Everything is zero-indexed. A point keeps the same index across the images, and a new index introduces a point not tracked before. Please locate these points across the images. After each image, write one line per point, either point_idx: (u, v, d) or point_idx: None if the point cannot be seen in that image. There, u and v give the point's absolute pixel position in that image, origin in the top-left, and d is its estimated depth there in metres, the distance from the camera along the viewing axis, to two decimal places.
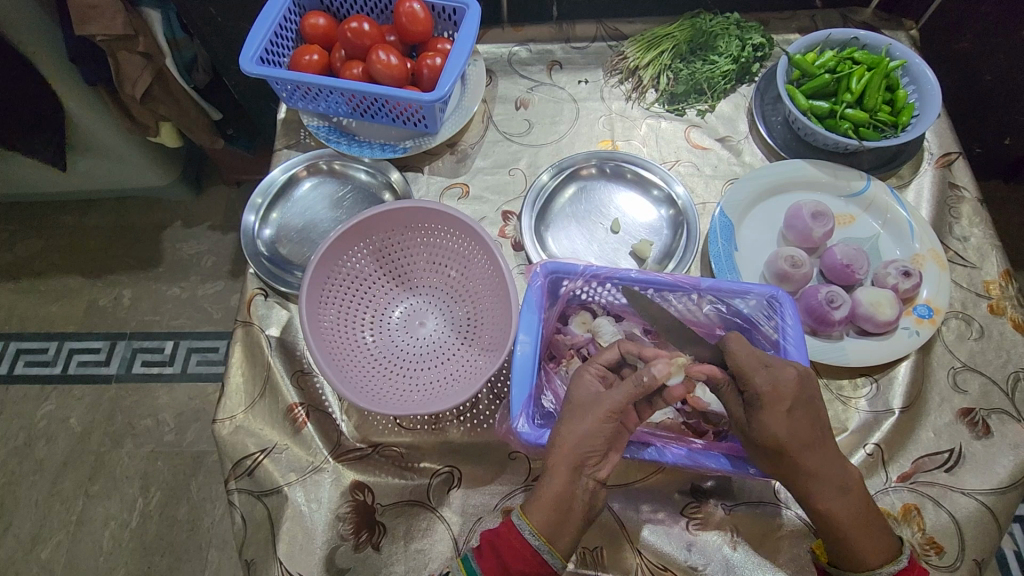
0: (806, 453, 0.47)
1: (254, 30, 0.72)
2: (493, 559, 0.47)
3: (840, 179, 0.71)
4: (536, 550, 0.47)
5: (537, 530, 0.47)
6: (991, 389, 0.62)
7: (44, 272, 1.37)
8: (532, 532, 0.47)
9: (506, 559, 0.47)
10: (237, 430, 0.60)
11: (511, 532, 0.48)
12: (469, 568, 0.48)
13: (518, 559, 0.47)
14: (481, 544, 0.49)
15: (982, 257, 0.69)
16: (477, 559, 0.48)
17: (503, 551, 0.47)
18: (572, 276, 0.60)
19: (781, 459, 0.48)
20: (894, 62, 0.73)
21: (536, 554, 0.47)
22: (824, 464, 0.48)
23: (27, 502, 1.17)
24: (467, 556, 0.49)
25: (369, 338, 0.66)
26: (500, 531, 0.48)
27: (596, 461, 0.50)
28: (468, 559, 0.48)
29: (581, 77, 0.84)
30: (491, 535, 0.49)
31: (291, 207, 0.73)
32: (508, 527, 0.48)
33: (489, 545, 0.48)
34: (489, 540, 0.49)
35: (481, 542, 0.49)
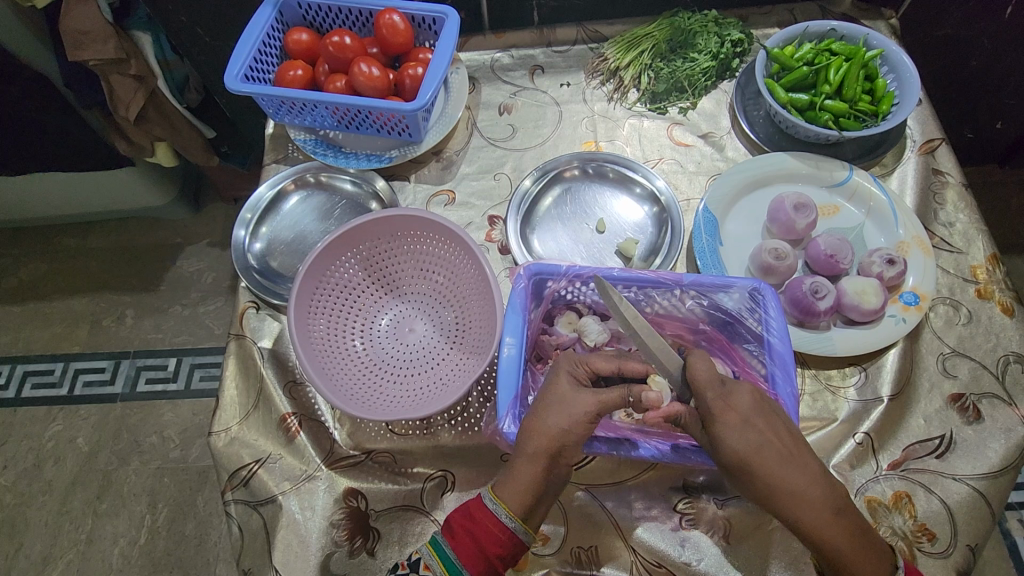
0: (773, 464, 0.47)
1: (238, 48, 0.73)
2: (468, 541, 0.48)
3: (822, 170, 0.72)
4: (512, 531, 0.48)
5: (513, 513, 0.48)
6: (981, 373, 0.62)
7: (49, 294, 1.39)
8: (511, 515, 0.48)
9: (485, 541, 0.48)
10: (232, 442, 0.61)
11: (483, 511, 0.49)
12: (441, 553, 0.48)
13: (494, 539, 0.48)
14: (453, 527, 0.49)
15: (968, 242, 0.69)
16: (450, 543, 0.48)
17: (478, 533, 0.48)
18: (555, 276, 0.61)
19: (750, 473, 0.47)
20: (871, 51, 0.73)
21: (512, 535, 0.48)
22: (802, 479, 0.46)
23: (38, 522, 1.18)
24: (439, 541, 0.49)
25: (359, 347, 0.67)
26: (471, 513, 0.49)
27: (569, 452, 0.51)
28: (440, 544, 0.48)
29: (563, 80, 0.85)
30: (462, 517, 0.49)
31: (280, 221, 0.74)
32: (479, 507, 0.49)
33: (461, 527, 0.49)
34: (459, 522, 0.49)
35: (452, 526, 0.49)
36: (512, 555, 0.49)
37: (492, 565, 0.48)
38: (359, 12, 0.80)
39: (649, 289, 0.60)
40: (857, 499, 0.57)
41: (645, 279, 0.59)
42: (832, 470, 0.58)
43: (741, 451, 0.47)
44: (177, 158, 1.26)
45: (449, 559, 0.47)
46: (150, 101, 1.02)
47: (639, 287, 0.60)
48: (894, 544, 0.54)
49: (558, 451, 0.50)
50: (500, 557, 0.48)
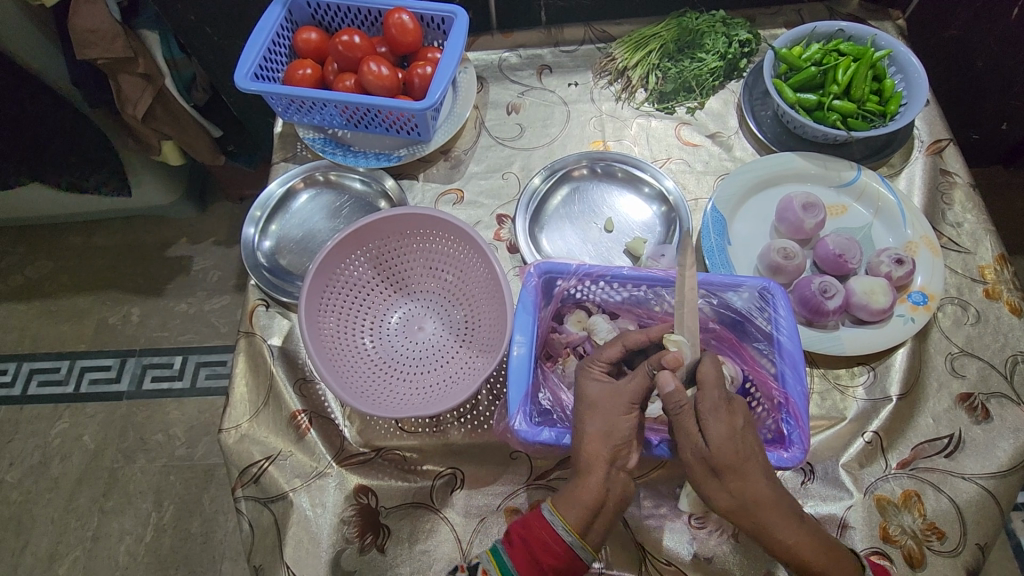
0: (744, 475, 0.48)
1: (248, 47, 0.73)
2: (525, 552, 0.49)
3: (830, 170, 0.72)
4: (569, 545, 0.48)
5: (570, 525, 0.48)
6: (989, 373, 0.62)
7: (55, 292, 1.40)
8: (566, 528, 0.48)
9: (539, 552, 0.48)
10: (243, 439, 0.61)
11: (539, 523, 0.49)
12: (500, 561, 0.49)
13: (549, 550, 0.48)
14: (511, 537, 0.50)
15: (976, 242, 0.69)
16: (508, 552, 0.49)
17: (535, 545, 0.48)
18: (565, 275, 0.61)
19: (721, 483, 0.48)
20: (880, 52, 0.73)
21: (568, 548, 0.48)
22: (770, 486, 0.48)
23: (44, 520, 1.19)
24: (498, 549, 0.49)
25: (369, 344, 0.67)
26: (529, 524, 0.49)
27: (625, 453, 0.52)
28: (499, 551, 0.49)
29: (571, 80, 0.85)
30: (521, 527, 0.50)
31: (290, 219, 0.75)
32: (538, 518, 0.49)
33: (519, 537, 0.49)
34: (518, 531, 0.50)
35: (511, 534, 0.50)
36: (570, 568, 0.48)
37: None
38: (368, 12, 0.80)
39: (659, 288, 0.61)
40: (867, 498, 0.57)
41: (655, 277, 0.59)
42: (841, 469, 0.58)
43: (717, 459, 0.48)
44: (184, 156, 1.26)
45: (508, 570, 0.48)
46: (158, 100, 1.03)
47: (648, 285, 0.60)
48: (904, 543, 0.55)
49: (589, 447, 0.51)
50: (557, 569, 0.48)
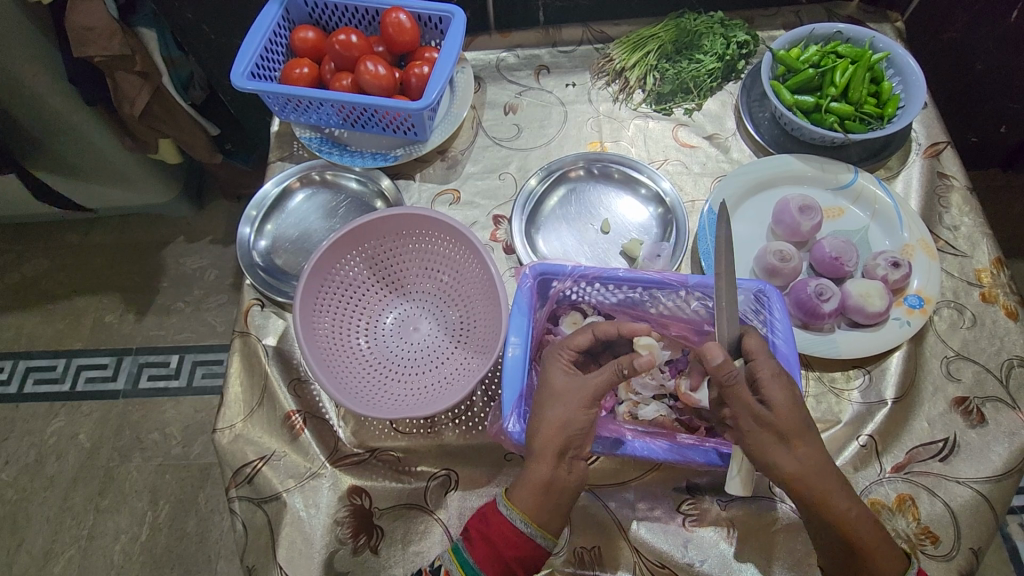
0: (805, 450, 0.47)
1: (245, 45, 0.73)
2: (485, 547, 0.48)
3: (827, 172, 0.72)
4: (529, 536, 0.48)
5: (527, 517, 0.48)
6: (985, 376, 0.62)
7: (52, 290, 1.39)
8: (524, 520, 0.48)
9: (501, 546, 0.48)
10: (237, 439, 0.61)
11: (497, 516, 0.49)
12: (462, 559, 0.48)
13: (511, 543, 0.48)
14: (471, 533, 0.49)
15: (973, 246, 0.69)
16: (469, 548, 0.49)
17: (495, 539, 0.48)
18: (560, 277, 0.61)
19: (789, 459, 0.47)
20: (878, 54, 0.73)
21: (528, 539, 0.48)
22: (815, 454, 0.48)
23: (39, 518, 1.18)
24: (459, 547, 0.49)
25: (364, 344, 0.67)
26: (486, 518, 0.50)
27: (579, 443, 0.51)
28: (459, 549, 0.49)
29: (568, 80, 0.85)
30: (478, 522, 0.50)
31: (285, 219, 0.74)
32: (494, 513, 0.49)
33: (478, 532, 0.49)
34: (476, 526, 0.50)
35: (469, 531, 0.49)
36: (532, 557, 0.49)
37: (511, 568, 0.48)
38: (366, 11, 0.79)
39: (654, 290, 0.61)
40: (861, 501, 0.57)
41: (651, 279, 0.59)
42: None
43: (782, 430, 0.47)
44: (181, 154, 1.26)
45: (470, 566, 0.48)
46: (155, 98, 1.02)
47: (643, 287, 0.60)
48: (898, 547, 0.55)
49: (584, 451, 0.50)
50: (518, 560, 0.49)
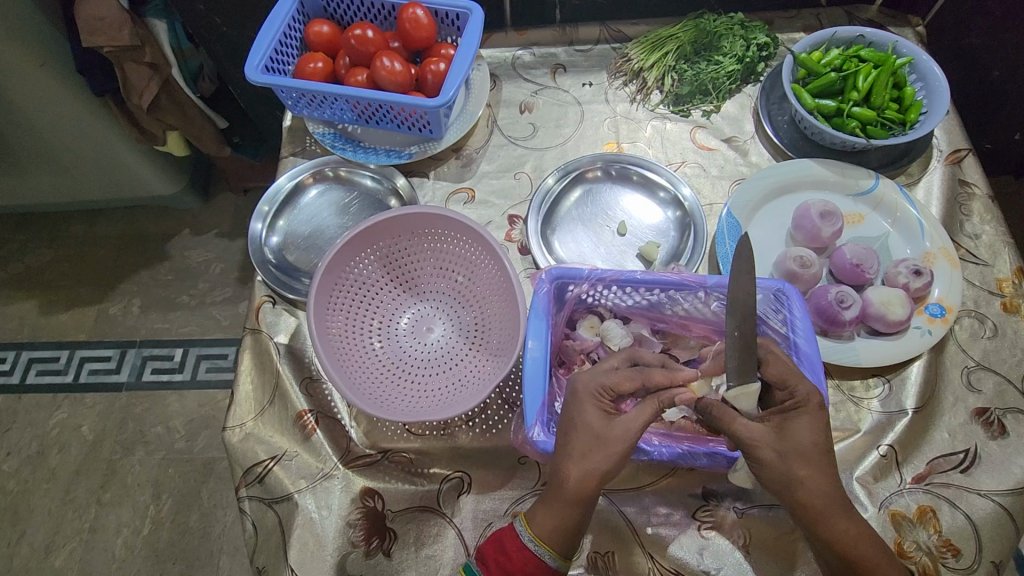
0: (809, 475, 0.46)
1: (260, 38, 0.72)
2: None
3: (848, 178, 0.71)
4: (552, 566, 0.48)
5: (555, 553, 0.48)
6: (1006, 388, 0.61)
7: (55, 281, 1.38)
8: (552, 556, 0.48)
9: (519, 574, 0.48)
10: (247, 437, 0.60)
11: (517, 546, 0.48)
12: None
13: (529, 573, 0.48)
14: (488, 560, 0.49)
15: (995, 254, 0.68)
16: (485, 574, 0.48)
17: (512, 567, 0.48)
18: (577, 280, 0.60)
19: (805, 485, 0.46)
20: (901, 59, 0.72)
21: (551, 569, 0.48)
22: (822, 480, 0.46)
23: (40, 511, 1.18)
24: (473, 568, 0.49)
25: (377, 345, 0.66)
26: (503, 545, 0.49)
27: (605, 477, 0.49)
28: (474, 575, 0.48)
29: (585, 80, 0.84)
30: (495, 550, 0.49)
31: (298, 215, 0.73)
32: (516, 545, 0.48)
33: (494, 561, 0.48)
34: (493, 554, 0.49)
35: (485, 558, 0.49)
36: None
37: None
38: (382, 6, 0.78)
39: (673, 293, 0.60)
40: (881, 513, 0.56)
41: (672, 283, 0.58)
42: (855, 482, 0.57)
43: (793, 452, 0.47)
44: (188, 147, 1.24)
45: None
46: (164, 90, 1.01)
47: (662, 291, 0.60)
48: (919, 559, 0.54)
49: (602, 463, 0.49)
50: None
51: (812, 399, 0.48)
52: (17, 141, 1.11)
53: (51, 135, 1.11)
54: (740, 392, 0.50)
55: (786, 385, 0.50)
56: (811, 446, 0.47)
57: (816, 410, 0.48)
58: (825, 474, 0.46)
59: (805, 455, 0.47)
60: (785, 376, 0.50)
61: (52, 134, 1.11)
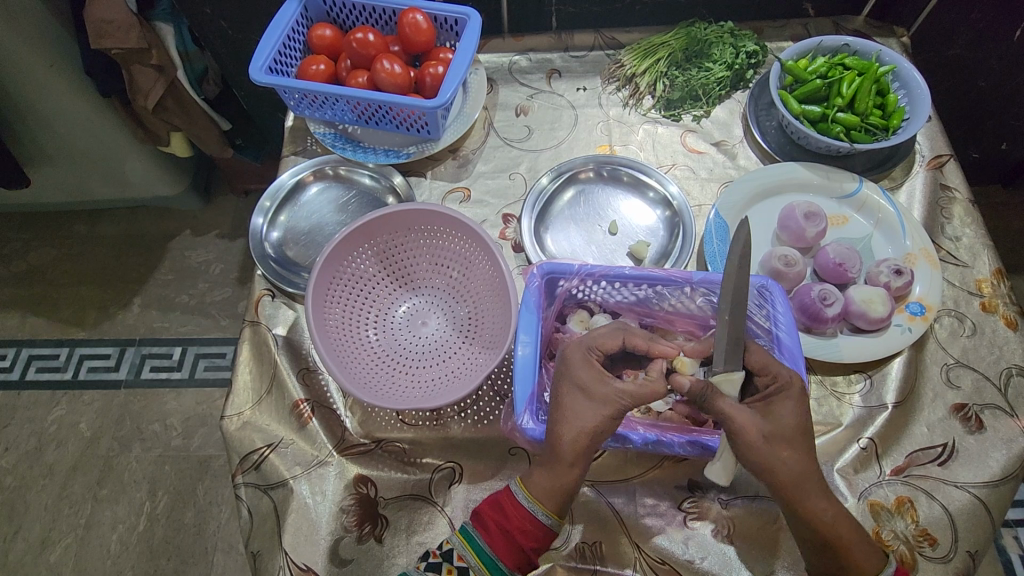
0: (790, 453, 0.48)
1: (264, 40, 0.75)
2: (503, 538, 0.49)
3: (832, 180, 0.73)
4: (547, 527, 0.50)
5: (549, 511, 0.50)
6: (984, 385, 0.63)
7: (56, 280, 1.40)
8: (546, 513, 0.50)
9: (517, 536, 0.49)
10: (245, 426, 0.62)
11: (517, 509, 0.50)
12: (473, 542, 0.50)
13: (527, 534, 0.49)
14: (485, 520, 0.50)
15: (974, 256, 0.70)
16: (482, 535, 0.50)
17: (511, 527, 0.50)
18: (567, 275, 0.62)
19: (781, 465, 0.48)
20: (884, 67, 0.75)
21: (546, 530, 0.50)
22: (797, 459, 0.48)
23: (37, 506, 1.18)
24: (471, 532, 0.50)
25: (373, 337, 0.67)
26: (501, 507, 0.51)
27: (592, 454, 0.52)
28: (472, 536, 0.50)
29: (580, 85, 0.86)
30: (494, 512, 0.51)
31: (299, 211, 0.75)
32: (513, 505, 0.50)
33: (493, 522, 0.50)
34: (491, 516, 0.50)
35: (483, 519, 0.50)
36: (544, 545, 0.50)
37: (528, 557, 0.50)
38: (383, 11, 0.81)
39: (660, 288, 0.62)
40: (860, 503, 0.58)
41: (660, 277, 0.60)
42: (836, 473, 0.59)
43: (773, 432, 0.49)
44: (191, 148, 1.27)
45: (482, 549, 0.49)
46: (169, 92, 1.04)
47: (650, 285, 0.61)
48: (897, 548, 0.55)
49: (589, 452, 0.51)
50: (535, 551, 0.50)
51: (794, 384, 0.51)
52: (24, 140, 1.13)
53: (57, 135, 1.13)
54: (723, 377, 0.52)
55: (768, 370, 0.52)
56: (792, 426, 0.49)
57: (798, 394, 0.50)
58: (802, 452, 0.49)
59: (784, 436, 0.49)
60: (768, 363, 0.53)
61: (57, 135, 1.13)
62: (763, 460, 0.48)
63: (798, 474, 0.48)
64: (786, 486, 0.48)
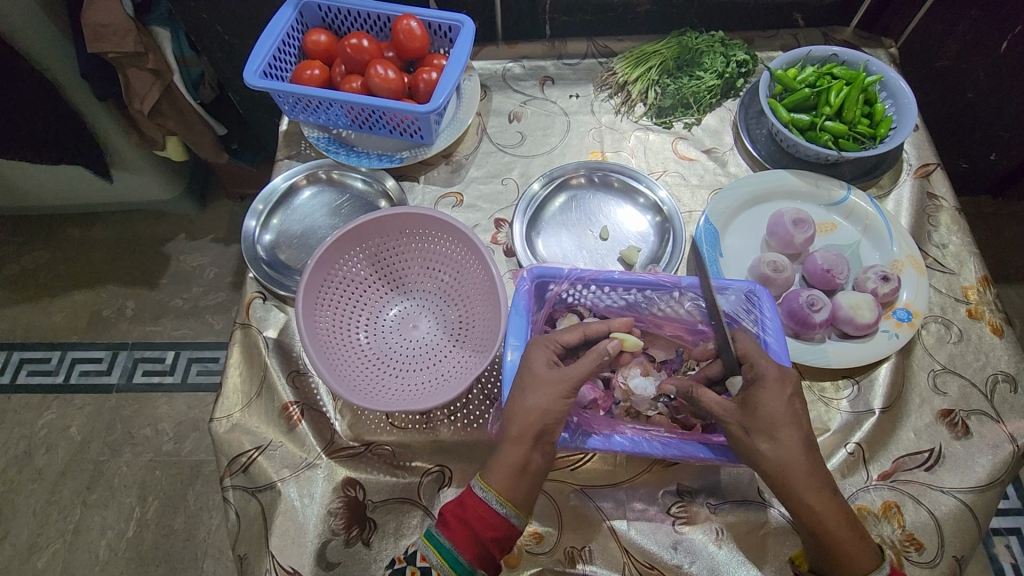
0: (781, 445, 0.49)
1: (259, 45, 0.75)
2: (461, 528, 0.50)
3: (821, 188, 0.74)
4: (505, 516, 0.50)
5: (504, 498, 0.50)
6: (970, 391, 0.63)
7: (49, 283, 1.40)
8: (500, 501, 0.50)
9: (474, 525, 0.50)
10: (234, 428, 0.62)
11: (475, 501, 0.51)
12: (435, 542, 0.50)
13: (486, 523, 0.50)
14: (445, 518, 0.51)
15: (961, 263, 0.71)
16: (443, 533, 0.50)
17: (473, 521, 0.50)
18: (557, 279, 0.62)
19: (774, 451, 0.49)
20: (871, 77, 0.76)
21: (504, 519, 0.50)
22: (783, 447, 0.49)
23: (25, 511, 1.17)
24: (432, 533, 0.50)
25: (363, 339, 0.68)
26: (458, 501, 0.51)
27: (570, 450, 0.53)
28: (434, 535, 0.50)
29: (573, 92, 0.87)
30: (455, 508, 0.51)
31: (291, 214, 0.76)
32: (470, 497, 0.51)
33: (455, 518, 0.50)
34: (452, 512, 0.51)
35: (445, 517, 0.51)
36: (507, 537, 0.50)
37: (491, 552, 0.50)
38: (378, 17, 0.82)
39: (650, 292, 0.62)
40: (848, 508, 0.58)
41: (651, 281, 0.61)
42: None
43: (766, 422, 0.50)
44: (187, 153, 1.27)
45: (443, 546, 0.49)
46: (165, 95, 1.04)
47: (639, 289, 0.62)
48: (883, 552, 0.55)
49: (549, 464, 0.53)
50: (497, 541, 0.50)
51: (770, 374, 0.52)
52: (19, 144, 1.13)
53: None
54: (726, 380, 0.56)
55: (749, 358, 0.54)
56: (779, 418, 0.50)
57: (775, 383, 0.52)
58: (792, 443, 0.49)
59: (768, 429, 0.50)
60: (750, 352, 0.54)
61: None
62: (759, 456, 0.50)
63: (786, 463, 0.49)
64: (788, 479, 0.49)
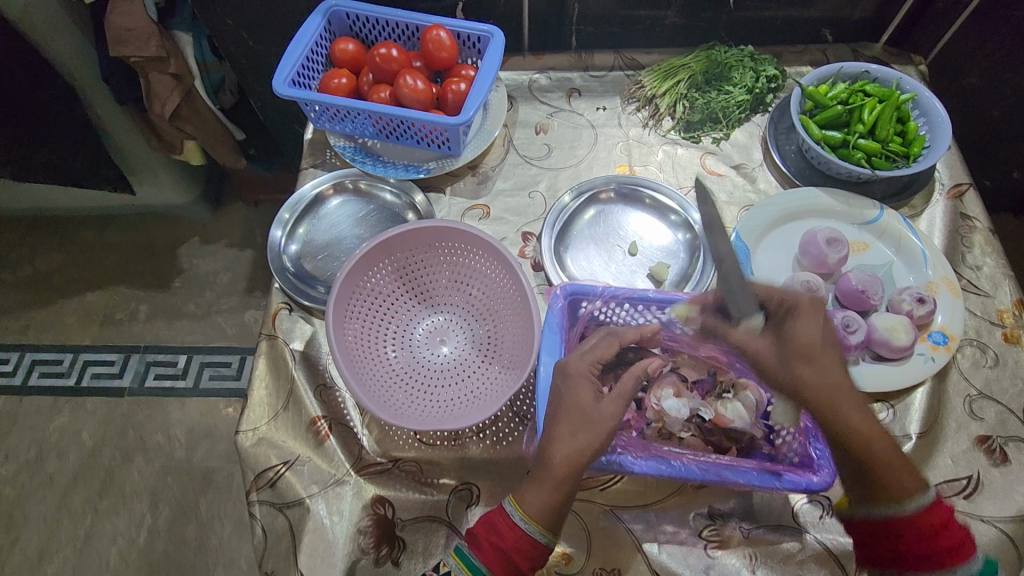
0: (815, 368, 0.54)
1: (288, 54, 0.75)
2: (496, 555, 0.49)
3: (853, 207, 0.73)
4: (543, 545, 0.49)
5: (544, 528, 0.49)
6: (1007, 417, 0.62)
7: (62, 285, 1.39)
8: (540, 532, 0.49)
9: (512, 553, 0.49)
10: (260, 442, 0.61)
11: (513, 530, 0.49)
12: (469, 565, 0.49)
13: (521, 550, 0.49)
14: (479, 540, 0.50)
15: (995, 285, 0.70)
16: (477, 555, 0.49)
17: (508, 548, 0.49)
18: (590, 297, 0.61)
19: (811, 374, 0.54)
20: (905, 95, 0.75)
21: (542, 547, 0.49)
22: (816, 371, 0.54)
23: (35, 517, 1.17)
24: (465, 552, 0.50)
25: (391, 353, 0.67)
26: (494, 524, 0.50)
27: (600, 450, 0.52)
28: (468, 557, 0.49)
29: (600, 104, 0.86)
30: (490, 531, 0.50)
31: (317, 224, 0.75)
32: (508, 525, 0.49)
33: (489, 542, 0.49)
34: (486, 535, 0.50)
35: (478, 540, 0.50)
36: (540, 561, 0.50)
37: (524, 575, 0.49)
38: (406, 26, 0.81)
39: (684, 311, 0.62)
40: None
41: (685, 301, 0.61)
42: None
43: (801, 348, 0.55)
44: (204, 157, 1.27)
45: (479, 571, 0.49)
46: (186, 100, 1.04)
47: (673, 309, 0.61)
48: None
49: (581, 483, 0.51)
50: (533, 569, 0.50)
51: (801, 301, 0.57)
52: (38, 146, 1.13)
53: None
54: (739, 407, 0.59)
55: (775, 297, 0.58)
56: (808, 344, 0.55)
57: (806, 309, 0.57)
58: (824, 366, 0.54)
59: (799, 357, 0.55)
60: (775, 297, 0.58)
61: None
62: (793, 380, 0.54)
63: (823, 387, 0.53)
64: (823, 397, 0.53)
